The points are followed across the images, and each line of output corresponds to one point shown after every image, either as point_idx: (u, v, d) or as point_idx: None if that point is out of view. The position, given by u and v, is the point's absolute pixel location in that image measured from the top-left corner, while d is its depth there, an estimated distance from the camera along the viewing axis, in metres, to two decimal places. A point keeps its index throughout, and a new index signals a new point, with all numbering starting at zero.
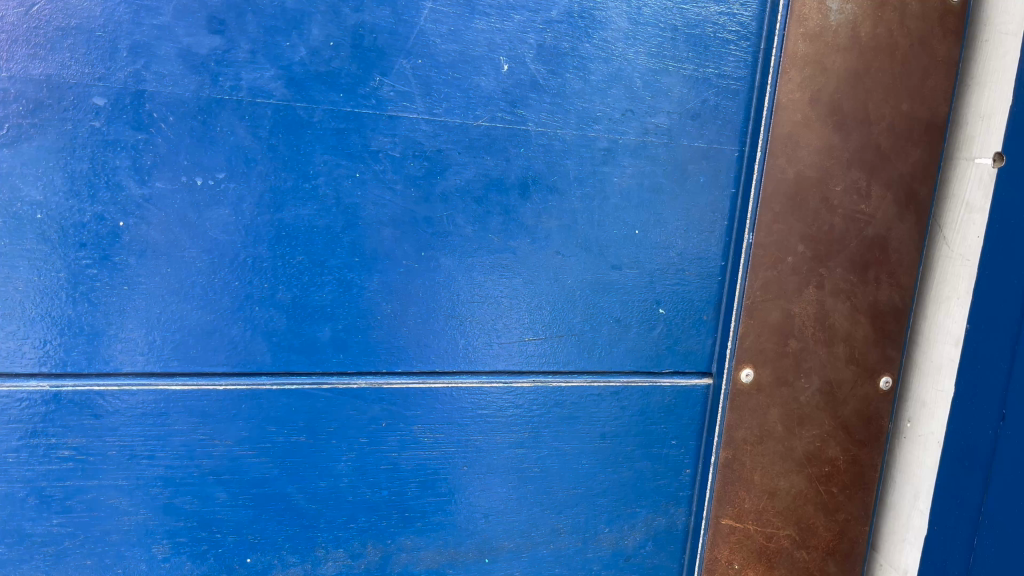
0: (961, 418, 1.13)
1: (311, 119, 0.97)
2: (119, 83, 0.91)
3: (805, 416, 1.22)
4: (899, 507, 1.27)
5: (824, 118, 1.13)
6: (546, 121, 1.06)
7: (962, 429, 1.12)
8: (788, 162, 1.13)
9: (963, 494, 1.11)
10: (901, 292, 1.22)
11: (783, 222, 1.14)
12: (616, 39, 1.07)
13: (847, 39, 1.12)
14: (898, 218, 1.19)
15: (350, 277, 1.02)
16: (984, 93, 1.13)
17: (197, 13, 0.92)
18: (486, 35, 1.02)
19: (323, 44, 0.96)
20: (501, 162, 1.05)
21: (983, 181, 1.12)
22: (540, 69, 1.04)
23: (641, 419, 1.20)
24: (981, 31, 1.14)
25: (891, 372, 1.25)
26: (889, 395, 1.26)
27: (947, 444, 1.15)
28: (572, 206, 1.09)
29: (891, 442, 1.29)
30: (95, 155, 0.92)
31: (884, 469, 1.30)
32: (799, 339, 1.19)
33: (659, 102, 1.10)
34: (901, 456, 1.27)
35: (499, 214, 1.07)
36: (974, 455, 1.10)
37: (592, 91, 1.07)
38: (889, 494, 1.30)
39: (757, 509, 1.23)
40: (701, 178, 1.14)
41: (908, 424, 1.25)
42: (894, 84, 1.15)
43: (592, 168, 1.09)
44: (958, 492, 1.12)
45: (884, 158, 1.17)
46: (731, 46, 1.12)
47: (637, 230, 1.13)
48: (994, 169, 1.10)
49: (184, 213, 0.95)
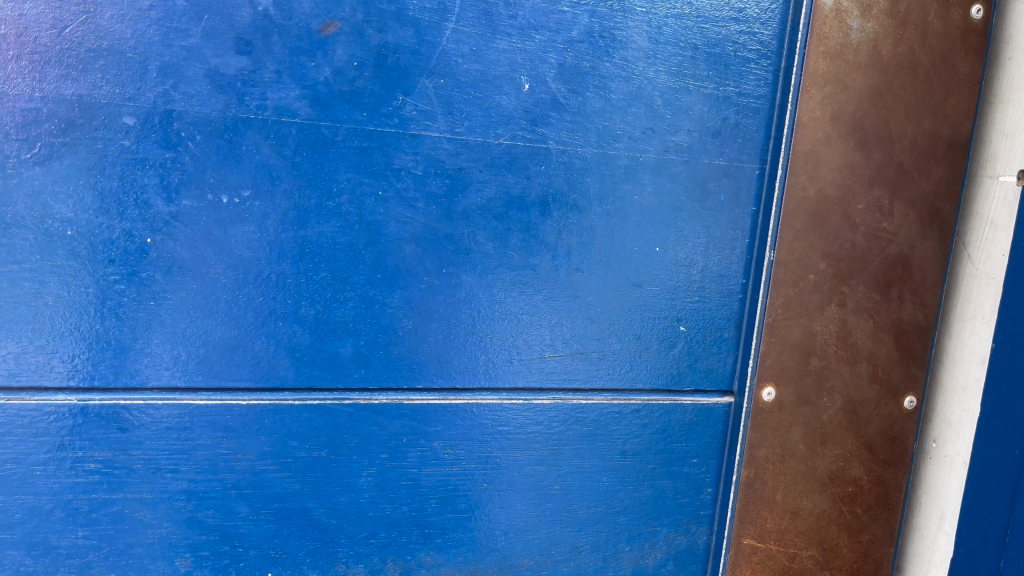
0: (987, 439, 1.11)
1: (335, 138, 0.99)
2: (148, 103, 0.93)
3: (827, 435, 1.22)
4: (923, 528, 1.25)
5: (845, 136, 1.13)
6: (567, 139, 1.07)
7: (988, 450, 1.11)
8: (810, 179, 1.13)
9: (989, 516, 1.09)
10: (924, 310, 1.21)
11: (804, 240, 1.14)
12: (637, 58, 1.08)
13: (868, 57, 1.12)
14: (921, 236, 1.19)
15: (373, 294, 1.03)
16: (1008, 111, 1.12)
17: (225, 34, 0.93)
18: (507, 55, 1.03)
19: (347, 64, 0.97)
20: (522, 179, 1.06)
21: (1008, 199, 1.11)
22: (561, 87, 1.05)
23: (661, 437, 1.19)
24: (1004, 50, 1.14)
25: (915, 391, 1.24)
26: (913, 415, 1.25)
27: (973, 465, 1.14)
28: (592, 223, 1.10)
29: (915, 462, 1.28)
30: (125, 173, 0.93)
31: (909, 490, 1.29)
32: (821, 357, 1.19)
33: (680, 121, 1.10)
34: (925, 476, 1.26)
35: (520, 231, 1.07)
36: (1000, 476, 1.08)
37: (613, 109, 1.08)
38: (913, 515, 1.28)
39: (780, 529, 1.22)
40: (721, 196, 1.15)
41: (933, 444, 1.24)
42: (917, 102, 1.15)
43: (613, 186, 1.10)
44: (984, 515, 1.11)
45: (907, 176, 1.16)
46: (752, 64, 1.12)
47: (657, 248, 1.13)
48: (1018, 187, 1.09)
49: (210, 230, 0.97)
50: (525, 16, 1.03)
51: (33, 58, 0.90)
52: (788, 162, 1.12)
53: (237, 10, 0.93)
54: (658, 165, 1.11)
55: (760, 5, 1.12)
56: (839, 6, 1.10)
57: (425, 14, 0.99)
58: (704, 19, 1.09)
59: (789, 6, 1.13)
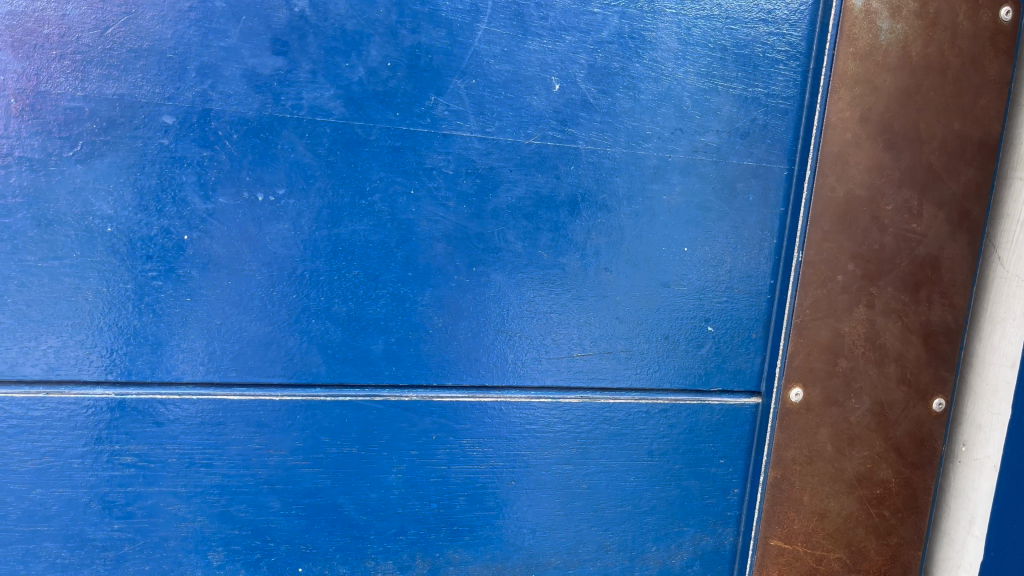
0: (1018, 440, 1.11)
1: (369, 137, 1.00)
2: (187, 102, 0.94)
3: (855, 436, 1.22)
4: (952, 532, 1.25)
5: (874, 137, 1.14)
6: (596, 139, 1.08)
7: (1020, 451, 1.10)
8: (838, 180, 1.13)
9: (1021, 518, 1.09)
10: (953, 312, 1.21)
11: (832, 240, 1.15)
12: (666, 59, 1.08)
13: (897, 58, 1.12)
14: (950, 237, 1.18)
15: (403, 292, 1.04)
16: None
17: (262, 35, 0.95)
18: (538, 56, 1.04)
19: (381, 65, 0.99)
20: (551, 179, 1.07)
21: None
22: (590, 87, 1.06)
23: (689, 437, 1.19)
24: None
25: (944, 394, 1.23)
26: (942, 417, 1.24)
27: (1003, 467, 1.13)
28: (621, 223, 1.11)
29: (944, 466, 1.27)
30: (163, 172, 0.95)
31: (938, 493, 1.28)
32: (849, 358, 1.19)
33: (709, 121, 1.11)
34: (954, 480, 1.25)
35: (549, 230, 1.08)
36: None
37: (642, 110, 1.09)
38: (942, 519, 1.28)
39: (807, 531, 1.22)
40: (750, 197, 1.15)
41: (962, 448, 1.24)
42: (946, 104, 1.15)
43: (641, 186, 1.10)
44: (1016, 517, 1.10)
45: (936, 178, 1.16)
46: (781, 65, 1.13)
47: (686, 248, 1.14)
48: None
49: (246, 227, 0.98)
50: (556, 17, 1.04)
51: (76, 57, 0.92)
52: (816, 163, 1.13)
53: (274, 11, 0.95)
54: (687, 165, 1.11)
55: (789, 6, 1.12)
56: (869, 7, 1.10)
57: (457, 15, 1.01)
58: (733, 20, 1.10)
59: (818, 8, 1.13)
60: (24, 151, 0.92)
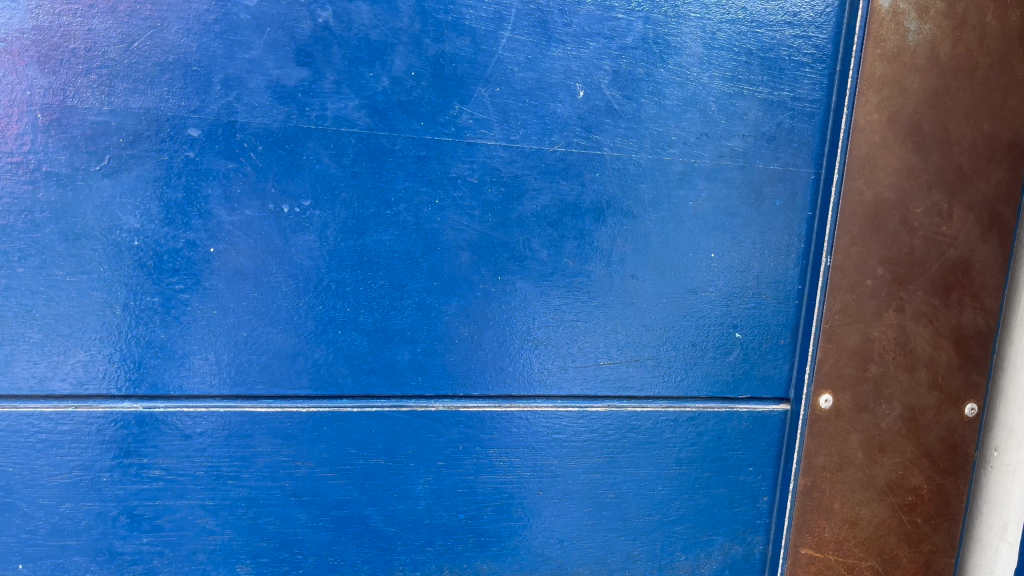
0: None
1: (393, 147, 1.00)
2: (212, 114, 0.94)
3: (886, 442, 1.20)
4: (984, 538, 1.23)
5: (903, 139, 1.12)
6: (621, 145, 1.07)
7: None
8: (867, 184, 1.12)
9: None
10: (985, 315, 1.19)
11: (861, 244, 1.13)
12: (691, 63, 1.07)
13: (926, 59, 1.11)
14: (981, 240, 1.17)
15: (429, 301, 1.04)
16: None
17: (287, 46, 0.95)
18: (562, 63, 1.03)
19: (405, 74, 0.98)
20: (577, 186, 1.06)
21: None
22: (614, 93, 1.05)
23: (717, 445, 1.18)
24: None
25: (976, 399, 1.21)
26: (975, 423, 1.22)
27: None
28: (646, 229, 1.10)
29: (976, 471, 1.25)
30: (189, 184, 0.95)
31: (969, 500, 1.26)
32: (879, 364, 1.17)
33: (735, 126, 1.10)
34: (986, 486, 1.23)
35: (574, 237, 1.08)
36: None
37: (668, 115, 1.08)
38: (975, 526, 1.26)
39: (838, 539, 1.21)
40: (777, 202, 1.14)
41: (995, 453, 1.22)
42: (975, 104, 1.13)
43: (667, 193, 1.10)
44: None
45: (966, 180, 1.15)
46: (807, 68, 1.11)
47: (713, 254, 1.13)
48: None
49: (271, 239, 0.98)
50: (580, 24, 1.03)
51: (102, 72, 0.92)
52: (844, 165, 1.11)
53: (298, 22, 0.94)
54: (712, 170, 1.10)
55: (814, 9, 1.11)
56: (896, 8, 1.09)
57: (481, 23, 1.00)
58: (758, 24, 1.09)
59: (843, 10, 1.12)
60: (52, 165, 0.92)
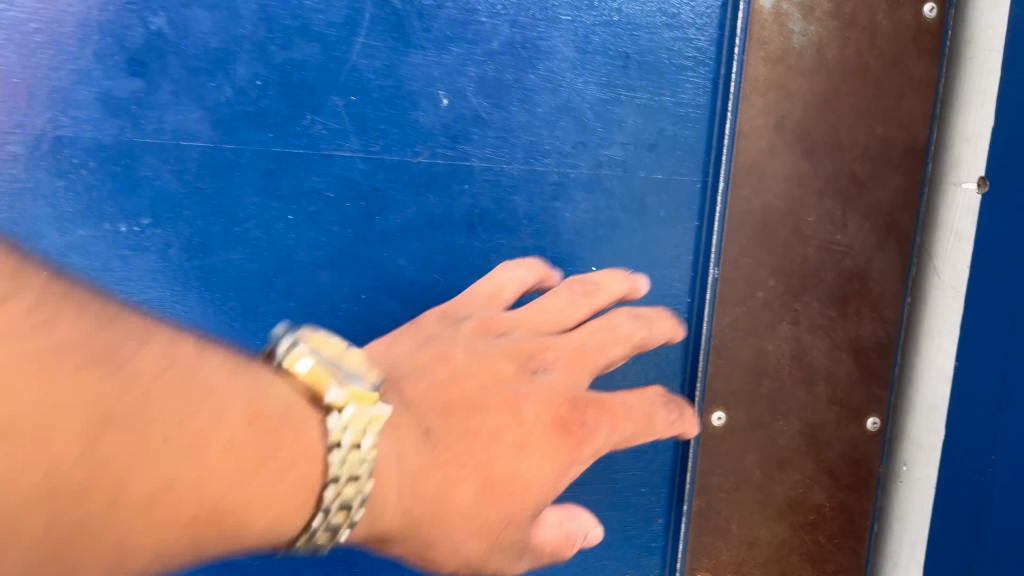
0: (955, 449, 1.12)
1: (240, 160, 0.94)
2: (35, 129, 0.88)
3: (784, 460, 1.15)
4: (896, 555, 1.22)
5: (791, 145, 1.07)
6: (491, 154, 1.02)
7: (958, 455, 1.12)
8: (754, 193, 1.07)
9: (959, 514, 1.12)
10: (884, 326, 1.15)
11: (751, 255, 1.09)
12: (564, 68, 1.02)
13: (813, 62, 1.06)
14: (878, 248, 1.13)
15: (363, 268, 1.00)
16: (963, 121, 1.13)
17: (116, 55, 0.89)
18: (423, 69, 0.98)
19: (250, 84, 0.93)
20: (454, 198, 1.01)
21: (972, 208, 1.12)
22: (480, 102, 1.00)
23: (607, 467, 1.13)
24: (964, 69, 1.13)
25: (878, 413, 1.18)
26: (877, 437, 1.19)
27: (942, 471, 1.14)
28: (522, 244, 1.05)
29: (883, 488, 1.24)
30: (11, 205, 0.88)
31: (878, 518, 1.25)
32: (774, 378, 1.13)
33: (613, 133, 1.05)
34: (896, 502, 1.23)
35: (444, 252, 1.02)
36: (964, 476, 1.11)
37: (542, 123, 1.03)
38: (885, 544, 1.24)
39: (736, 560, 1.16)
40: (662, 212, 1.09)
41: (904, 466, 1.22)
42: (867, 108, 1.09)
43: (544, 204, 1.05)
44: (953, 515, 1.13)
45: (860, 186, 1.11)
46: (688, 72, 1.07)
47: (595, 267, 1.07)
48: (978, 195, 1.11)
49: (107, 261, 0.92)
50: (441, 28, 0.98)
51: None
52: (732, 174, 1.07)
53: (129, 29, 0.89)
54: (590, 182, 1.06)
55: (694, 10, 1.06)
56: (779, 9, 1.04)
57: (332, 29, 0.94)
58: (635, 26, 1.04)
59: (726, 11, 1.07)
60: None
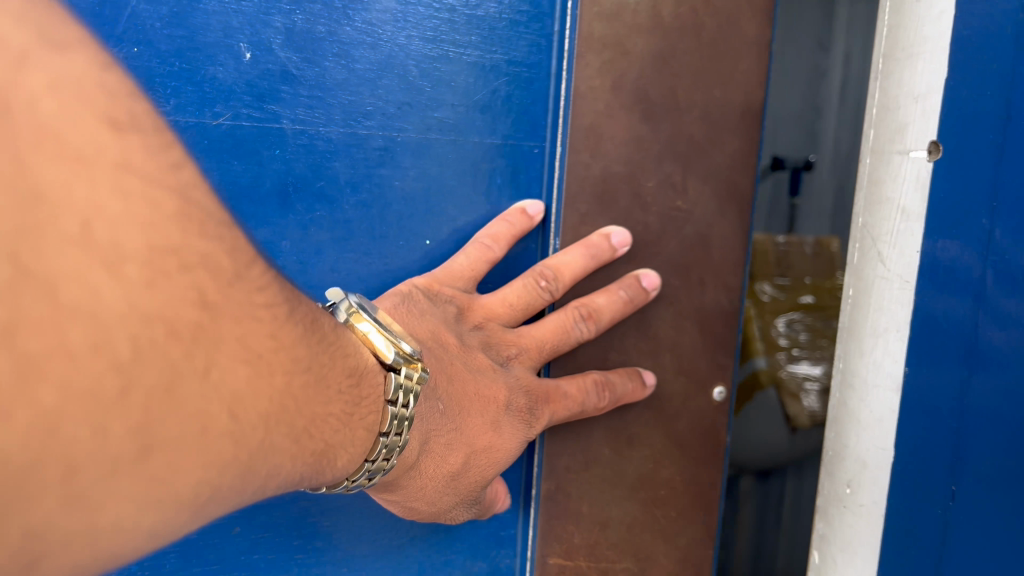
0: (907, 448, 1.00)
1: None
2: None
3: (633, 434, 1.10)
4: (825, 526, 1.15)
5: (629, 107, 1.00)
6: (313, 114, 0.92)
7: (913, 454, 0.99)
8: (593, 157, 1.00)
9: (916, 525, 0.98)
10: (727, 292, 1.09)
11: (592, 223, 1.01)
12: (384, 21, 0.93)
13: (649, 20, 0.99)
14: (718, 213, 1.06)
15: (265, 170, 0.91)
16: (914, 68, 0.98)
17: None
18: (220, 18, 0.86)
19: None
20: (274, 158, 0.91)
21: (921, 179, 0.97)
22: (292, 57, 0.90)
23: None
24: (901, 22, 1.00)
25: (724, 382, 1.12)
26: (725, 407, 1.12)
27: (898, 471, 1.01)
28: (345, 215, 0.95)
29: (816, 455, 1.16)
30: None
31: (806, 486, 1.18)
32: (621, 351, 1.07)
33: (440, 94, 0.97)
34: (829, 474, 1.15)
35: (257, 225, 0.91)
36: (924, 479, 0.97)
37: (366, 79, 0.93)
38: (814, 511, 1.18)
39: (588, 544, 1.10)
40: (497, 180, 1.01)
41: (847, 445, 1.11)
42: (704, 69, 1.02)
43: (368, 172, 0.95)
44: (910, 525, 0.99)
45: (699, 150, 1.04)
46: (521, 28, 0.99)
47: (428, 238, 0.99)
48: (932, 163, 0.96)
49: None
50: None
51: None
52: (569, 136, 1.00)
53: None
54: (412, 146, 0.97)
55: None
56: None
57: None
58: None
59: None
60: None
